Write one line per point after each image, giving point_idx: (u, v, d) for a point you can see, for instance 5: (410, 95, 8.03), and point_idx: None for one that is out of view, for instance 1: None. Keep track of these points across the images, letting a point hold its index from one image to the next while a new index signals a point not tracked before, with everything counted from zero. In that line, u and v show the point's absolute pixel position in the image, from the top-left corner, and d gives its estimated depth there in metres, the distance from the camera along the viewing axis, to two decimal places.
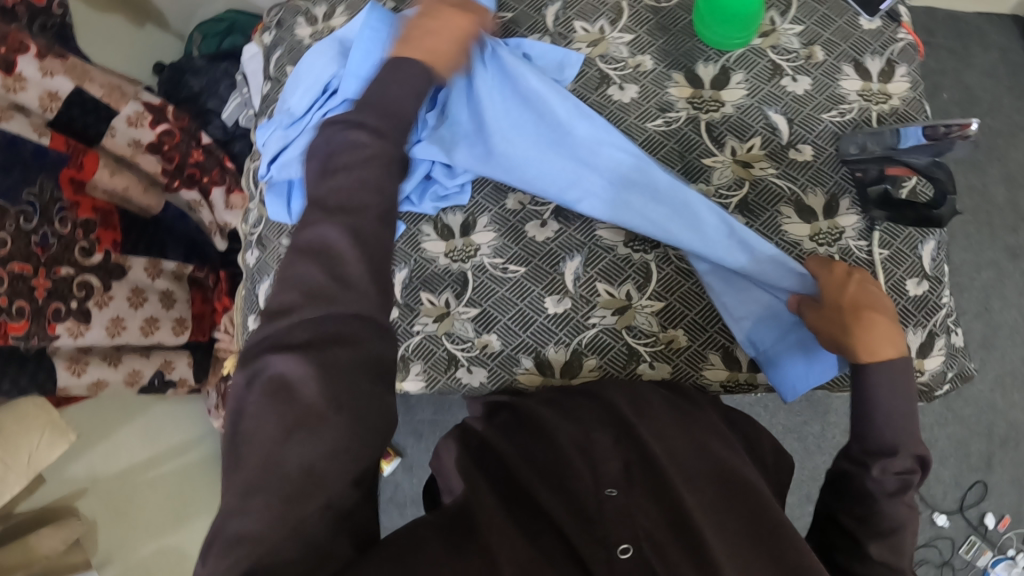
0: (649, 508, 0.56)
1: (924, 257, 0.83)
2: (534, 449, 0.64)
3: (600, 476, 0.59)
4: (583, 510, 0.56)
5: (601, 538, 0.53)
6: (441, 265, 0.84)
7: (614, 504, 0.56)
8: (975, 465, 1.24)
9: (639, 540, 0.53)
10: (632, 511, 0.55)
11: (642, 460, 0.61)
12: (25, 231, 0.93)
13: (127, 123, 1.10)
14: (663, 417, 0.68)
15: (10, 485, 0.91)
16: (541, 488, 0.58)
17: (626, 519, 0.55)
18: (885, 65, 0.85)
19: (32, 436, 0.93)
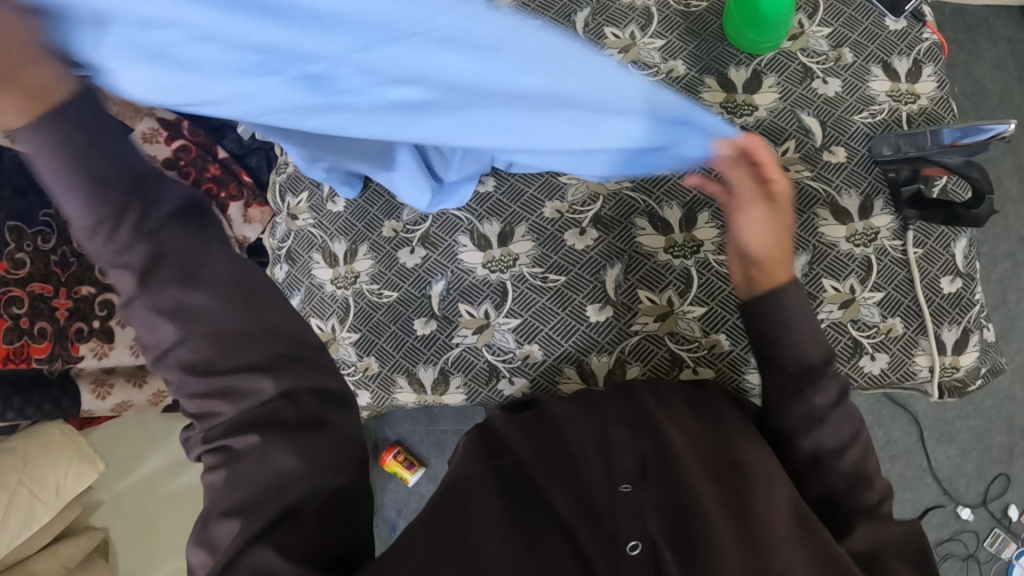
0: (658, 502, 0.60)
1: (957, 254, 0.84)
2: (548, 447, 0.67)
3: (614, 471, 0.62)
4: (592, 507, 0.60)
5: (611, 536, 0.58)
6: (480, 276, 0.83)
7: (628, 501, 0.59)
8: (997, 457, 1.26)
9: (649, 538, 0.57)
10: (641, 509, 0.59)
11: (659, 453, 0.64)
12: (44, 253, 0.96)
13: (142, 138, 1.14)
14: (684, 414, 0.70)
15: (39, 515, 0.97)
16: (554, 489, 0.62)
17: (637, 516, 0.58)
18: (913, 65, 0.86)
19: (60, 467, 0.99)
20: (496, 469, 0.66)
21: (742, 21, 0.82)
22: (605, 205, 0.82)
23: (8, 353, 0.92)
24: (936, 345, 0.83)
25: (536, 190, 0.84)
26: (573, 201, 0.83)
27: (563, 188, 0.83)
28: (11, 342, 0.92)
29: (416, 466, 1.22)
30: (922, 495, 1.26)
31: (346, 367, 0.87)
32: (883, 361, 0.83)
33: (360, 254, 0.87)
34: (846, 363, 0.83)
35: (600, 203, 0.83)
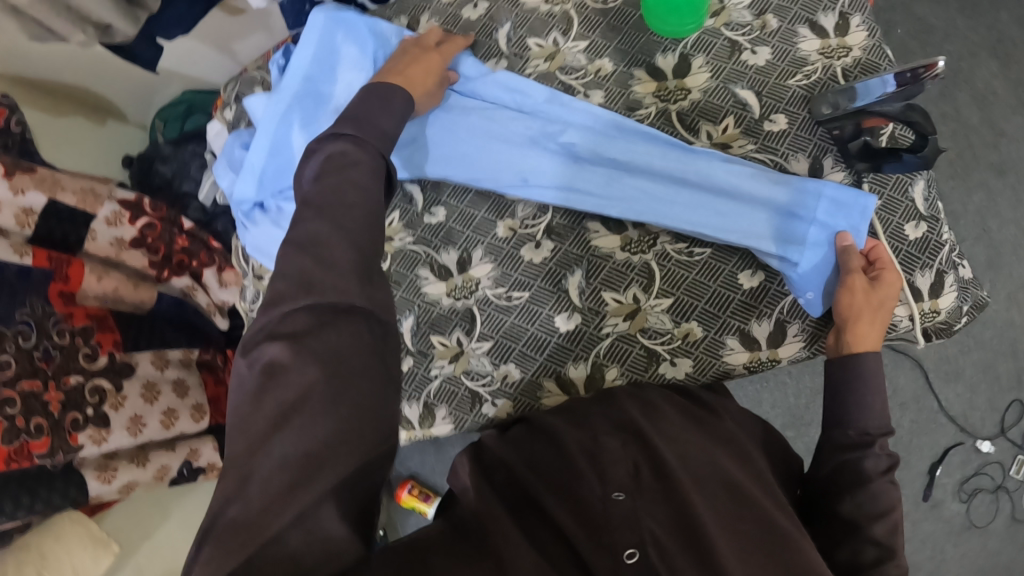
0: (655, 513, 0.59)
1: (916, 199, 0.83)
2: (545, 458, 0.67)
3: (608, 482, 0.61)
4: (589, 516, 0.58)
5: (607, 545, 0.56)
6: (446, 306, 0.84)
7: (622, 508, 0.58)
8: (1008, 385, 1.25)
9: (644, 545, 0.56)
10: (640, 518, 0.58)
11: (653, 462, 0.63)
12: (28, 350, 0.92)
13: (107, 224, 1.09)
14: (670, 417, 0.71)
15: None
16: (552, 495, 0.60)
17: (634, 525, 0.57)
18: (839, 18, 0.85)
19: (73, 552, 0.98)
20: (488, 477, 0.66)
21: (671, 15, 0.83)
22: (555, 216, 0.83)
23: (10, 455, 0.88)
24: (911, 292, 0.82)
25: (487, 212, 0.84)
26: (524, 217, 0.83)
27: (512, 206, 0.84)
28: (11, 443, 0.88)
29: (433, 497, 1.22)
30: (939, 436, 1.25)
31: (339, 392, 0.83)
32: None
33: None
34: (822, 329, 0.79)
35: (551, 213, 0.83)
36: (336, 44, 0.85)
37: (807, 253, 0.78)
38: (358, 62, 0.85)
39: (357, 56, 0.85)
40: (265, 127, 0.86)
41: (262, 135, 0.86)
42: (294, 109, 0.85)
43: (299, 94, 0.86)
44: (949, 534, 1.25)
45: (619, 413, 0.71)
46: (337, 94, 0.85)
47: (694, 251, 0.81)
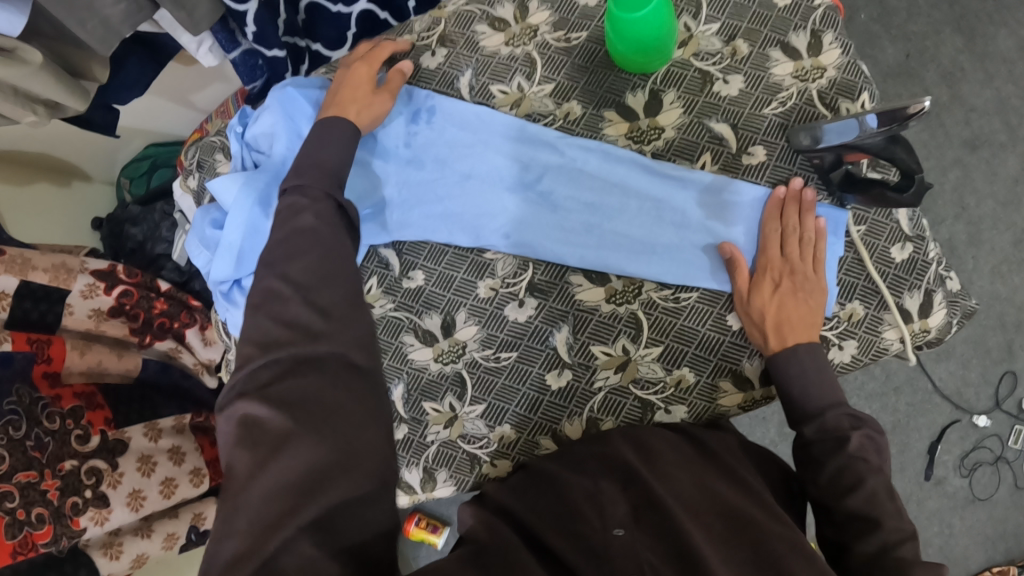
0: (654, 542, 0.58)
1: (901, 221, 0.81)
2: (547, 500, 0.67)
3: (607, 518, 0.61)
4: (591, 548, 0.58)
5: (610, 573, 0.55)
6: (435, 371, 0.83)
7: (622, 542, 0.58)
8: (998, 357, 1.26)
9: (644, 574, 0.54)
10: (641, 548, 0.57)
11: (652, 501, 0.63)
12: (19, 440, 0.90)
13: (82, 297, 1.07)
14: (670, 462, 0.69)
15: None
16: (554, 534, 0.61)
17: (632, 557, 0.56)
18: (811, 38, 0.81)
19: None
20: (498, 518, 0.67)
21: (640, 52, 0.78)
22: (536, 272, 0.81)
23: (14, 548, 0.87)
24: (901, 315, 0.81)
25: (466, 273, 0.82)
26: (504, 275, 0.81)
27: (491, 264, 0.82)
28: (15, 537, 0.87)
29: (441, 527, 1.24)
30: (935, 416, 1.26)
31: None
32: (853, 347, 0.82)
33: None
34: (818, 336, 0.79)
35: (532, 270, 0.81)
36: (298, 120, 0.84)
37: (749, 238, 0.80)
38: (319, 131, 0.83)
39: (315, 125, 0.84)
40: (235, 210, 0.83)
41: (235, 216, 0.83)
42: (270, 185, 0.84)
43: (278, 173, 0.84)
44: (955, 508, 1.26)
45: (614, 454, 0.72)
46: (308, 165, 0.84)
47: (680, 297, 0.79)
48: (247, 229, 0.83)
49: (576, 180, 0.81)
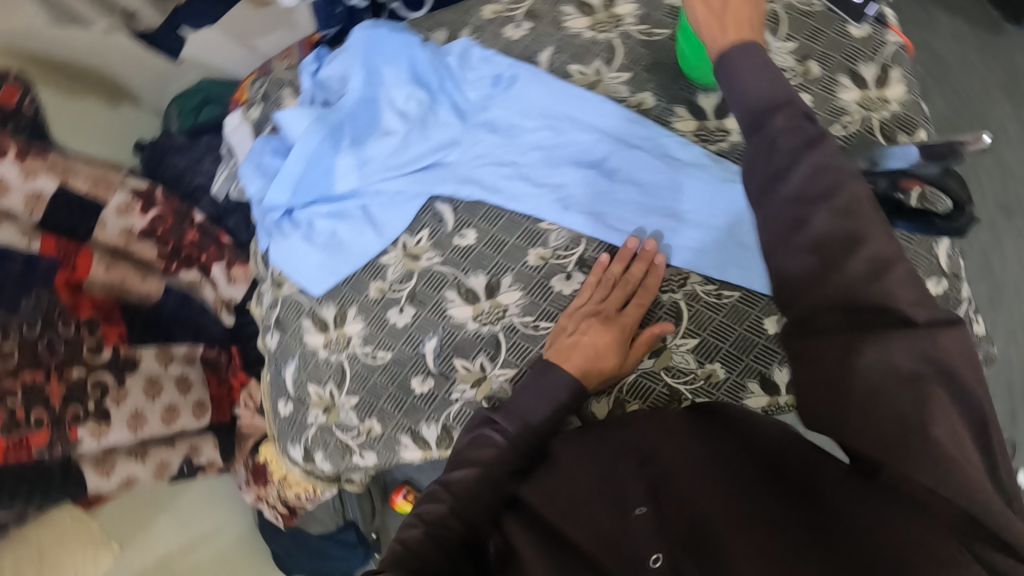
0: (672, 520, 0.58)
1: (939, 255, 0.85)
2: (568, 481, 0.66)
3: (627, 500, 0.61)
4: (610, 534, 0.59)
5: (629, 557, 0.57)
6: (471, 330, 0.83)
7: (643, 525, 0.58)
8: (1002, 423, 1.23)
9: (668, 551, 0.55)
10: (656, 528, 0.58)
11: (674, 477, 0.62)
12: (31, 340, 0.90)
13: (117, 213, 1.06)
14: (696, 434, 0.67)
15: None
16: (569, 525, 0.62)
17: (654, 536, 0.57)
18: (880, 70, 0.85)
19: (73, 552, 0.96)
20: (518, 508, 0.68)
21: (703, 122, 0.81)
22: (588, 248, 0.83)
23: (9, 447, 0.86)
24: None
25: (518, 239, 0.84)
26: (556, 246, 0.83)
27: (544, 234, 0.83)
28: (11, 437, 0.86)
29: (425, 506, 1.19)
30: None
31: (349, 432, 0.87)
32: None
33: (349, 317, 0.87)
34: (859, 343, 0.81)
35: (584, 245, 0.83)
36: (377, 59, 0.86)
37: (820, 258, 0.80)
38: (401, 81, 0.85)
39: (398, 75, 0.85)
40: (302, 144, 0.84)
41: (301, 149, 0.84)
42: (343, 122, 0.85)
43: (352, 112, 0.85)
44: None
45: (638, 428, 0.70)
46: (385, 113, 0.85)
47: (722, 294, 0.81)
48: (311, 165, 0.85)
49: (642, 161, 0.83)
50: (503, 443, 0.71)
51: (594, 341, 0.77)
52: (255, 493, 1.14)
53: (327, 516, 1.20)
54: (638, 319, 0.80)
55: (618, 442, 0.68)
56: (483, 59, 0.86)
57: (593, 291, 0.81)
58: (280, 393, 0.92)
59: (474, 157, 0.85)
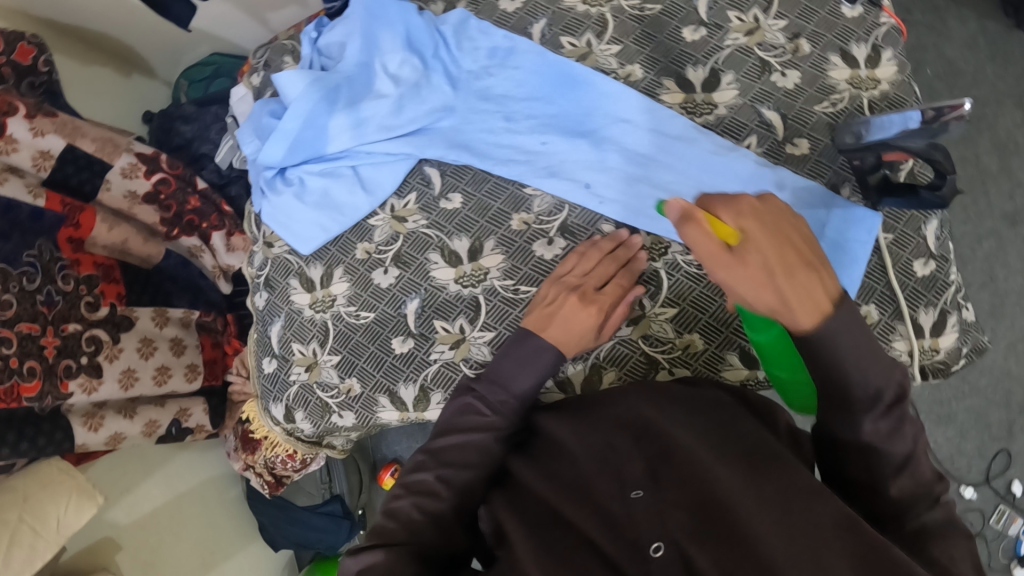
0: (673, 500, 0.57)
1: (927, 237, 0.83)
2: (556, 463, 0.66)
3: (624, 482, 0.61)
4: (613, 520, 0.59)
5: (633, 541, 0.56)
6: (452, 292, 0.84)
7: (642, 506, 0.58)
8: (997, 434, 1.20)
9: (671, 535, 0.54)
10: (661, 509, 0.56)
11: (665, 453, 0.61)
12: (30, 292, 0.91)
13: (123, 175, 1.09)
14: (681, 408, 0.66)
15: (41, 553, 0.91)
16: (569, 505, 0.62)
17: (656, 517, 0.56)
18: (871, 51, 0.85)
19: (60, 499, 0.94)
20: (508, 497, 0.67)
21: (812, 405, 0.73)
22: (571, 214, 0.83)
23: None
24: (913, 329, 0.83)
25: (503, 204, 0.85)
26: (539, 212, 0.84)
27: (528, 200, 0.84)
28: (3, 382, 0.85)
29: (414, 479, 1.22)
30: None
31: (329, 390, 0.88)
32: None
33: (336, 277, 0.88)
34: None
35: (567, 212, 0.84)
36: (375, 26, 0.87)
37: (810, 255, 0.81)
38: (397, 47, 0.87)
39: (393, 40, 0.87)
40: (297, 103, 0.85)
41: (296, 109, 0.85)
42: (339, 85, 0.87)
43: (349, 75, 0.87)
44: None
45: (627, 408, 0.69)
46: (380, 77, 0.87)
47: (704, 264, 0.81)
48: (305, 125, 0.86)
49: (630, 131, 0.83)
50: (497, 423, 0.69)
51: (571, 314, 0.75)
52: (243, 461, 1.14)
53: (315, 489, 1.22)
54: (615, 298, 0.78)
55: (606, 419, 0.68)
56: (477, 28, 0.87)
57: (573, 265, 0.79)
58: (265, 352, 0.93)
59: (464, 124, 0.86)
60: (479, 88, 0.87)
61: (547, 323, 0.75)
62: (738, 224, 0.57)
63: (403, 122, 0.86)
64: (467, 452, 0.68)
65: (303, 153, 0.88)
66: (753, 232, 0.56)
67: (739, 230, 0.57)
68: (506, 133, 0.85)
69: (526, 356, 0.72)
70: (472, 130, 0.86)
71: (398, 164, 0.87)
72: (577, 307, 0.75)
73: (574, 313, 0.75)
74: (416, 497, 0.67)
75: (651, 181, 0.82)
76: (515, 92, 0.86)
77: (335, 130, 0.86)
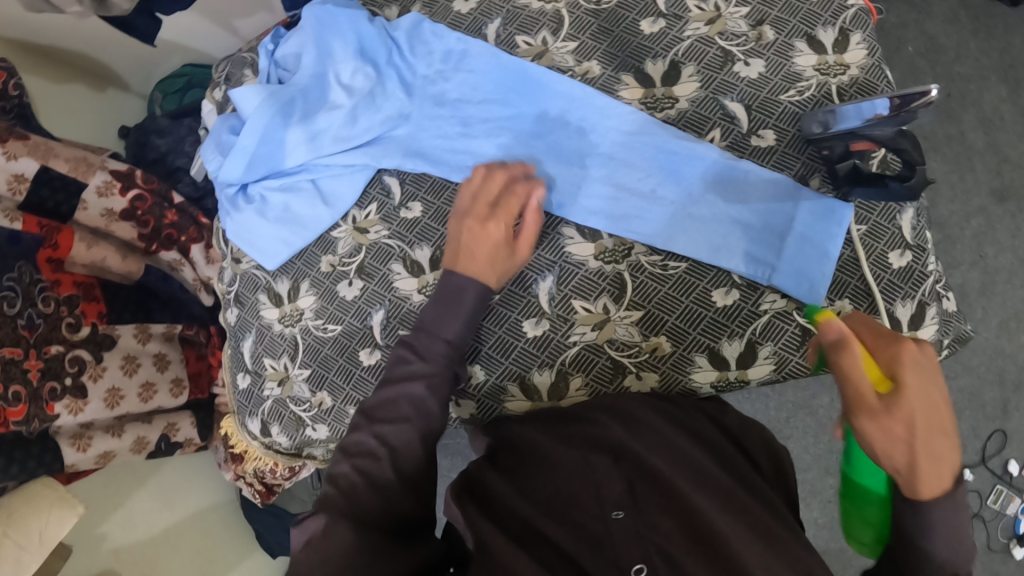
0: (656, 525, 0.56)
1: (903, 227, 0.80)
2: (530, 472, 0.65)
3: (603, 499, 0.59)
4: (591, 537, 0.57)
5: (613, 562, 0.55)
6: (416, 302, 0.83)
7: (624, 526, 0.57)
8: (992, 414, 1.16)
9: (650, 558, 0.54)
10: (643, 533, 0.56)
11: (647, 475, 0.60)
12: (10, 317, 0.90)
13: (98, 194, 1.09)
14: (664, 429, 0.66)
15: (25, 563, 0.93)
16: (549, 520, 0.59)
17: (638, 540, 0.56)
18: (838, 35, 0.82)
19: (41, 513, 0.96)
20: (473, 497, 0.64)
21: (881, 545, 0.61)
22: None
23: None
24: (890, 323, 0.79)
25: None
26: None
27: None
28: None
29: None
30: None
31: (302, 404, 0.89)
32: None
33: (302, 291, 0.88)
34: (791, 323, 0.78)
35: None
36: (327, 35, 0.86)
37: (784, 255, 0.78)
38: (349, 56, 0.85)
39: (345, 49, 0.85)
40: (252, 118, 0.84)
41: (252, 124, 0.84)
42: (294, 98, 0.86)
43: (304, 87, 0.87)
44: None
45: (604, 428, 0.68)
46: (334, 88, 0.86)
47: (669, 265, 0.79)
48: (262, 141, 0.85)
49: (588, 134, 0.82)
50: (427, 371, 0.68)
51: (474, 238, 0.74)
52: (233, 471, 1.13)
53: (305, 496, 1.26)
54: (514, 202, 0.76)
55: (588, 440, 0.66)
56: (429, 31, 0.85)
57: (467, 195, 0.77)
58: (238, 367, 0.94)
59: (420, 132, 0.85)
60: (434, 95, 0.85)
61: (462, 257, 0.74)
62: (892, 372, 0.54)
63: (360, 133, 0.86)
64: (401, 406, 0.66)
65: (262, 169, 0.87)
66: (908, 385, 0.53)
67: (892, 379, 0.54)
68: (463, 140, 0.84)
69: (448, 295, 0.72)
70: (429, 136, 0.85)
71: (357, 176, 0.86)
72: (485, 231, 0.74)
73: (481, 239, 0.74)
74: (357, 459, 0.63)
75: (608, 184, 0.81)
76: (470, 96, 0.85)
77: (292, 145, 0.86)
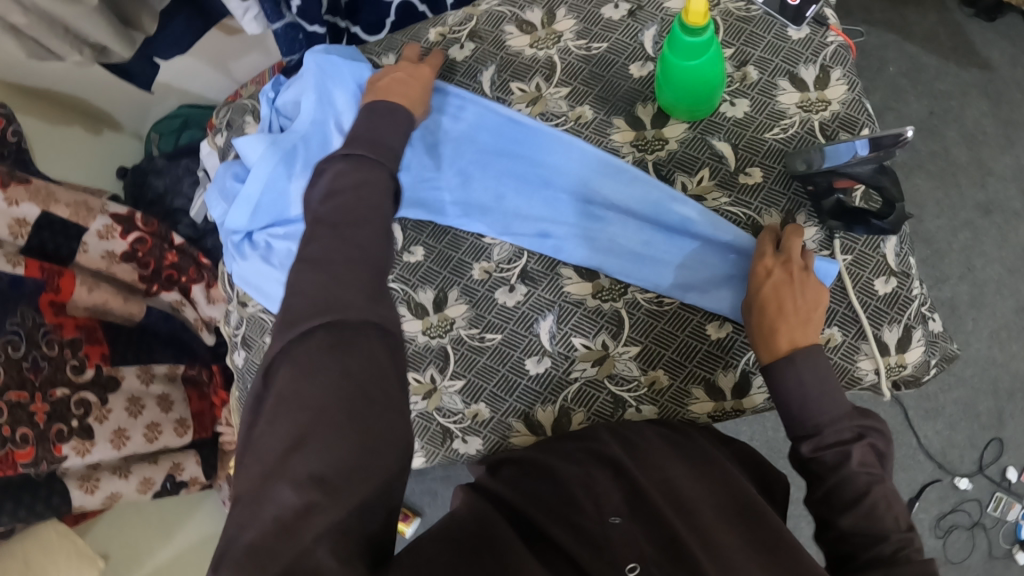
0: (651, 533, 0.57)
1: (887, 255, 0.83)
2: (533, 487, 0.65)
3: (603, 508, 0.60)
4: (590, 537, 0.57)
5: (609, 560, 0.54)
6: (421, 343, 0.85)
7: (620, 529, 0.57)
8: (986, 424, 1.20)
9: (645, 559, 0.54)
10: (635, 536, 0.56)
11: (641, 490, 0.62)
12: (16, 359, 0.93)
13: (98, 237, 1.11)
14: (654, 458, 0.68)
15: None
16: (554, 523, 0.58)
17: (632, 541, 0.56)
18: (819, 71, 0.85)
19: (61, 564, 1.01)
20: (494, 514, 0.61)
21: None
22: (530, 260, 0.85)
23: None
24: (878, 347, 0.82)
25: (464, 254, 0.86)
26: (499, 260, 0.86)
27: (487, 249, 0.86)
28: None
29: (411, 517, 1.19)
30: (916, 472, 1.19)
31: None
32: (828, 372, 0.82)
33: None
34: None
35: (526, 258, 0.85)
36: (330, 84, 0.89)
37: None
38: (349, 104, 0.88)
39: (345, 98, 0.88)
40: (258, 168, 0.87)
41: (257, 173, 0.87)
42: (296, 146, 0.88)
43: (305, 134, 0.89)
44: None
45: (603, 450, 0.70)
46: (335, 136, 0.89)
47: (664, 301, 0.83)
48: (265, 189, 0.88)
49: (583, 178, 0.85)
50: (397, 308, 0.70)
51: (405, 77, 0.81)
52: None
53: None
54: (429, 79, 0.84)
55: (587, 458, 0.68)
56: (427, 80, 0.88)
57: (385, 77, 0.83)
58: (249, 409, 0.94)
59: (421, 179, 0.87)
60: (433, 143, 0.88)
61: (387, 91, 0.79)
62: None
63: None
64: None
65: (265, 216, 0.89)
66: None
67: None
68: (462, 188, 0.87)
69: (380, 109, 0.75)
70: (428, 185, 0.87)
71: None
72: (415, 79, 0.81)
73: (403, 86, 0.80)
74: None
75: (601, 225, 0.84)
76: (469, 144, 0.87)
77: (295, 192, 0.88)
